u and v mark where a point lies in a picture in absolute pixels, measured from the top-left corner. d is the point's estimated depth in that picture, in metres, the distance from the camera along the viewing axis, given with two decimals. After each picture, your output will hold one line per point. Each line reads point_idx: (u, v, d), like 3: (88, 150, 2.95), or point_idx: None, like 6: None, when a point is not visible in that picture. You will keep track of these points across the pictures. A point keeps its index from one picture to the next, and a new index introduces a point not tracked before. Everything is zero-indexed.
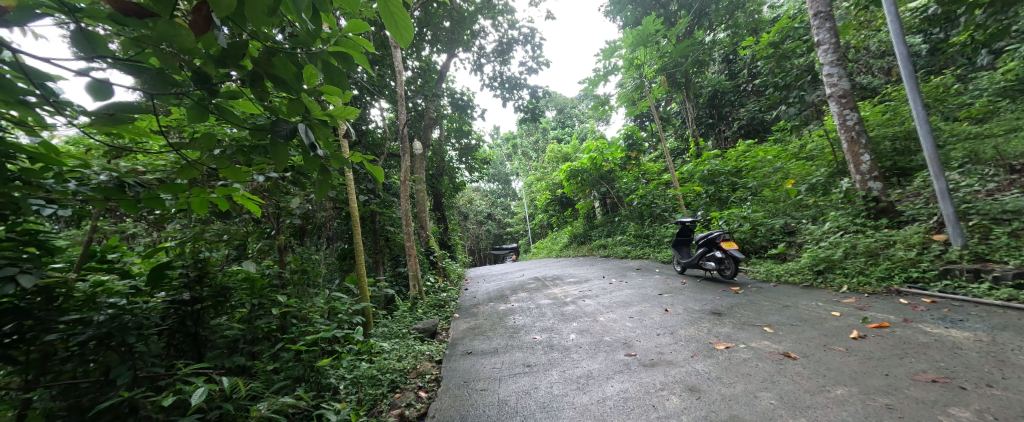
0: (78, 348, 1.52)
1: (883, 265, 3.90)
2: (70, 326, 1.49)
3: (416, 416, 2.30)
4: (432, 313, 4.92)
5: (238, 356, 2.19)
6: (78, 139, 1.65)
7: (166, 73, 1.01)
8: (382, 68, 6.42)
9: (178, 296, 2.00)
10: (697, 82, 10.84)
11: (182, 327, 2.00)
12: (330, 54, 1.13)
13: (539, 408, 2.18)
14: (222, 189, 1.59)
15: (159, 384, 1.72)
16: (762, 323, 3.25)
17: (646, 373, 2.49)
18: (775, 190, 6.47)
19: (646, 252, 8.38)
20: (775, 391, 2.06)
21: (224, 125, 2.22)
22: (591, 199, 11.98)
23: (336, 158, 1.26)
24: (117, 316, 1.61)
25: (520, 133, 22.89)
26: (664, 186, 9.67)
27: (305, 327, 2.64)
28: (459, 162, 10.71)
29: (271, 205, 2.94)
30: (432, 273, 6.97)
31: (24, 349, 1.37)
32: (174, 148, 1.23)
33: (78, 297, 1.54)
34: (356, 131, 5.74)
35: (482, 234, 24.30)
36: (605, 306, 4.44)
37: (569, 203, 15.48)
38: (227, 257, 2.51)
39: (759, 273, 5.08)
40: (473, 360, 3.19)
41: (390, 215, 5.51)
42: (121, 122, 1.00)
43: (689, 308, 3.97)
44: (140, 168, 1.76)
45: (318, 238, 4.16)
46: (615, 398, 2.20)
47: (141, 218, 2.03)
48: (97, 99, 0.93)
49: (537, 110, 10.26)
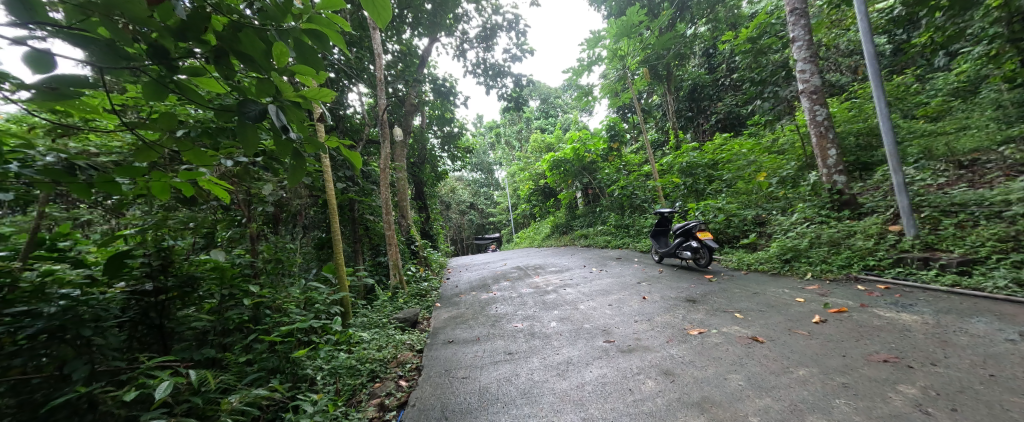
0: (28, 342, 1.41)
1: (845, 254, 4.14)
2: (17, 318, 1.38)
3: (397, 405, 2.29)
4: (413, 302, 4.90)
5: (207, 348, 2.11)
6: (21, 116, 1.52)
7: (119, 45, 0.93)
8: (360, 50, 6.16)
9: (140, 286, 1.90)
10: (678, 75, 10.98)
11: (145, 318, 1.89)
12: (302, 31, 1.06)
13: (521, 395, 2.21)
14: (185, 172, 1.50)
15: (121, 378, 1.61)
16: (732, 309, 3.40)
17: (624, 358, 2.56)
18: (749, 183, 6.73)
19: (625, 242, 8.58)
20: (743, 373, 2.17)
21: (187, 105, 2.09)
22: (573, 190, 12.09)
23: (310, 142, 1.20)
24: (71, 307, 1.51)
25: (503, 122, 22.68)
26: (644, 178, 9.85)
27: (280, 318, 2.55)
28: (441, 150, 10.58)
29: (242, 191, 2.82)
30: (413, 263, 6.88)
31: None
32: (129, 128, 1.15)
33: (26, 288, 1.46)
34: (333, 116, 5.52)
35: (465, 224, 24.14)
36: (585, 295, 4.53)
37: (552, 194, 15.54)
38: (193, 245, 2.39)
39: (732, 262, 5.29)
40: (455, 348, 3.20)
41: (370, 203, 5.38)
42: (67, 98, 0.91)
43: (665, 296, 4.10)
44: (93, 149, 1.64)
45: (293, 226, 4.02)
46: (594, 382, 2.26)
47: (97, 203, 1.88)
48: (37, 71, 0.85)
49: (521, 99, 10.12)
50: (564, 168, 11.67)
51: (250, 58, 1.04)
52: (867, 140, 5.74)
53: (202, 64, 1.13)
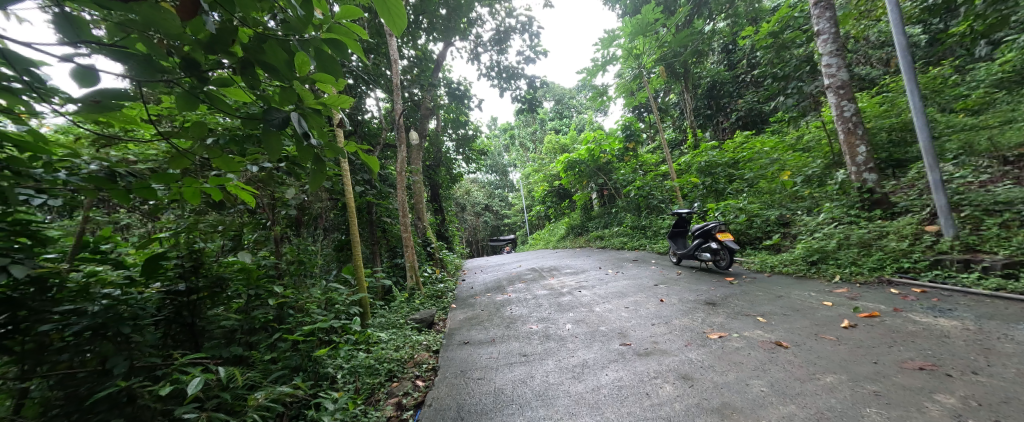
0: (73, 339, 1.52)
1: (876, 256, 3.95)
2: (65, 316, 1.48)
3: (413, 405, 2.33)
4: (429, 303, 4.97)
5: (236, 346, 2.20)
6: (69, 127, 1.65)
7: (154, 59, 1.00)
8: (377, 56, 6.30)
9: (174, 287, 2.00)
10: (696, 72, 10.74)
11: (179, 317, 2.00)
12: (322, 41, 1.10)
13: (536, 396, 2.21)
14: (215, 178, 1.57)
15: (156, 373, 1.71)
16: (755, 313, 3.30)
17: (640, 362, 2.52)
18: (771, 182, 6.51)
19: (642, 244, 8.43)
20: (766, 379, 2.10)
21: (216, 114, 2.20)
22: (588, 191, 11.98)
23: (330, 148, 1.25)
24: (112, 306, 1.62)
25: (517, 124, 22.69)
26: (661, 178, 9.65)
27: (302, 318, 2.63)
28: (456, 153, 10.69)
29: (266, 195, 2.94)
30: (429, 264, 6.97)
31: (20, 340, 1.39)
32: (164, 138, 1.23)
33: (73, 288, 1.55)
34: (351, 121, 5.68)
35: (479, 225, 24.35)
36: (601, 297, 4.48)
37: (566, 194, 15.41)
38: (222, 247, 2.51)
39: (754, 264, 5.14)
40: (470, 349, 3.22)
41: (387, 205, 5.50)
42: (110, 110, 0.98)
43: (684, 299, 4.00)
44: (131, 157, 1.74)
45: (315, 229, 4.15)
46: (610, 386, 2.24)
47: (135, 208, 2.00)
48: (83, 86, 0.91)
49: (535, 101, 10.09)
50: (579, 169, 11.60)
51: (274, 67, 1.08)
52: (901, 136, 5.46)
53: (229, 74, 1.19)
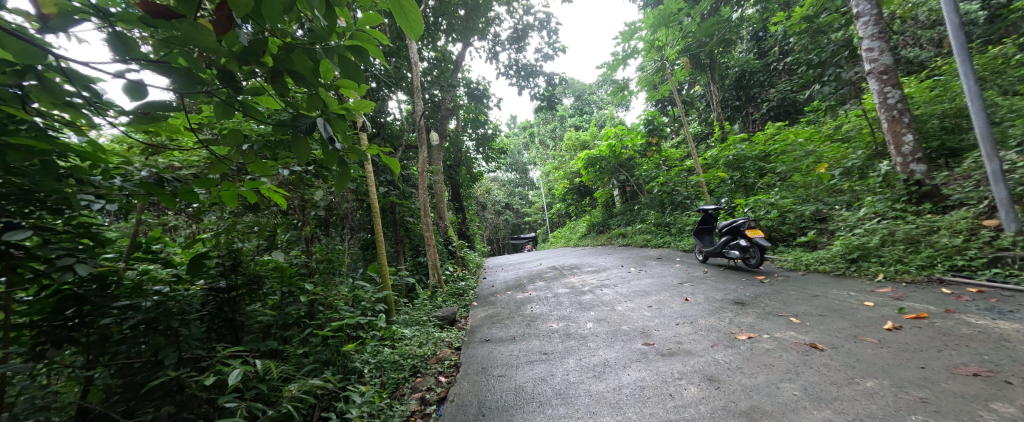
0: (130, 331, 1.66)
1: (925, 253, 3.68)
2: (122, 311, 1.64)
3: (437, 400, 2.39)
4: (451, 301, 5.06)
5: (271, 340, 2.33)
6: (122, 138, 1.80)
7: (194, 72, 1.07)
8: (398, 60, 6.45)
9: (216, 284, 2.14)
10: (723, 62, 10.31)
11: (220, 312, 2.14)
12: (346, 48, 1.14)
13: (556, 395, 2.22)
14: (250, 182, 1.67)
15: (201, 365, 1.84)
16: (787, 313, 3.15)
17: (664, 362, 2.47)
18: (806, 175, 6.17)
19: (666, 241, 8.22)
20: (799, 382, 2.01)
21: (250, 121, 2.32)
22: (610, 188, 11.78)
23: (354, 151, 1.30)
24: (162, 302, 1.76)
25: (537, 121, 22.60)
26: (686, 173, 9.35)
27: (331, 314, 2.73)
28: (476, 152, 10.80)
29: (297, 197, 3.08)
30: (451, 263, 7.09)
31: (85, 332, 1.53)
32: (205, 145, 1.32)
33: (128, 285, 1.69)
34: (374, 124, 5.84)
35: (500, 224, 24.49)
36: (623, 296, 4.40)
37: (587, 192, 15.23)
38: (258, 247, 2.66)
39: (787, 262, 4.90)
40: (491, 347, 3.26)
41: (410, 205, 5.64)
42: (157, 121, 1.06)
43: (710, 298, 3.88)
44: (176, 164, 1.88)
45: (342, 229, 4.31)
46: (632, 386, 2.21)
47: (181, 211, 2.16)
48: (133, 99, 1.00)
49: (554, 98, 10.01)
50: (600, 166, 11.43)
51: (301, 76, 1.14)
52: (954, 123, 5.03)
53: (261, 82, 1.26)
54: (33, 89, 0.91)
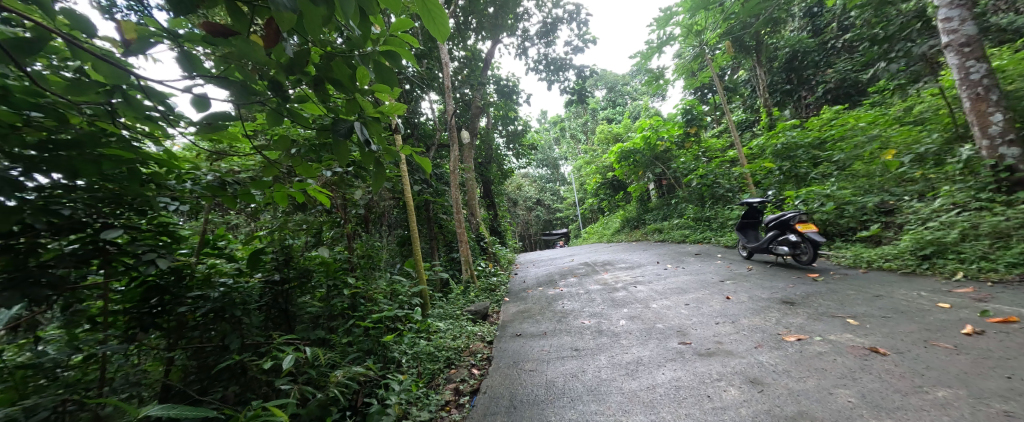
0: (202, 318, 1.89)
1: (1017, 249, 3.23)
2: (195, 300, 1.85)
3: (470, 391, 2.48)
4: (483, 296, 5.17)
5: (319, 329, 2.50)
6: (191, 146, 2.02)
7: (248, 84, 1.18)
8: (430, 61, 6.62)
9: (271, 277, 2.34)
10: (771, 43, 9.55)
11: (276, 304, 2.37)
12: (380, 54, 1.20)
13: (587, 391, 2.21)
14: (297, 183, 1.80)
15: (261, 350, 2.03)
16: (844, 314, 2.90)
17: (702, 362, 2.37)
18: (869, 163, 5.61)
19: (706, 237, 7.82)
20: (855, 389, 1.85)
21: (297, 126, 2.50)
22: (644, 181, 11.39)
23: (388, 152, 1.37)
24: (227, 293, 1.95)
25: (568, 116, 22.26)
26: (728, 164, 8.82)
27: (372, 307, 2.87)
28: (507, 149, 10.87)
29: (339, 197, 3.29)
30: (483, 259, 7.21)
31: (166, 318, 1.77)
32: (259, 150, 1.45)
33: (199, 277, 1.91)
34: (408, 125, 6.06)
35: (531, 220, 24.51)
36: (658, 293, 4.26)
37: (621, 186, 14.82)
38: (306, 243, 2.87)
39: (845, 258, 4.49)
40: (522, 341, 3.30)
41: (443, 203, 5.81)
42: (218, 129, 1.18)
43: (755, 297, 3.65)
44: (236, 168, 2.07)
45: (381, 226, 4.54)
46: (667, 385, 2.15)
47: (241, 210, 2.38)
48: (199, 111, 1.11)
49: (585, 91, 9.81)
50: (634, 159, 11.06)
51: (341, 82, 1.21)
52: None
53: (306, 90, 1.36)
54: (121, 106, 1.04)
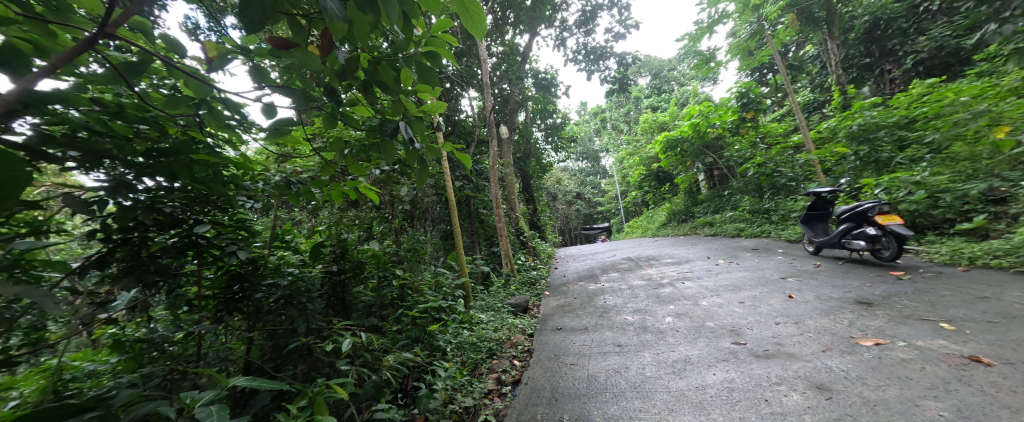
0: (274, 304, 2.12)
1: None
2: (269, 287, 2.08)
3: (511, 382, 2.54)
4: (524, 289, 5.21)
5: (373, 317, 2.69)
6: (261, 150, 2.25)
7: (307, 91, 1.29)
8: (469, 59, 6.74)
9: (331, 268, 2.55)
10: (845, 12, 8.46)
11: (334, 292, 2.58)
12: (422, 55, 1.25)
13: (631, 388, 2.15)
14: (350, 181, 1.94)
15: (323, 334, 2.23)
16: (937, 318, 2.53)
17: (758, 364, 2.20)
18: (972, 144, 4.80)
19: (765, 230, 7.20)
20: (949, 402, 1.62)
21: (349, 128, 2.69)
22: (693, 172, 10.72)
23: (431, 149, 1.43)
24: (294, 282, 2.16)
25: (609, 106, 21.53)
26: (791, 151, 8.02)
27: (418, 297, 3.01)
28: (546, 142, 10.79)
29: (386, 193, 3.48)
30: (523, 253, 7.26)
31: (246, 303, 2.01)
32: (318, 152, 1.58)
33: (271, 267, 2.14)
34: (449, 123, 6.23)
35: (572, 214, 24.16)
36: (709, 290, 4.01)
37: (668, 177, 14.08)
38: (359, 237, 3.08)
39: (939, 255, 3.91)
40: (563, 335, 3.29)
41: (483, 198, 5.93)
42: (284, 134, 1.31)
43: (823, 296, 3.31)
44: (298, 169, 2.28)
45: (425, 221, 4.75)
46: (719, 386, 2.02)
47: (303, 207, 2.62)
48: (268, 118, 1.24)
49: (627, 79, 9.42)
50: (681, 149, 10.43)
51: (387, 85, 1.28)
52: None
53: (356, 94, 1.45)
54: (207, 118, 1.19)
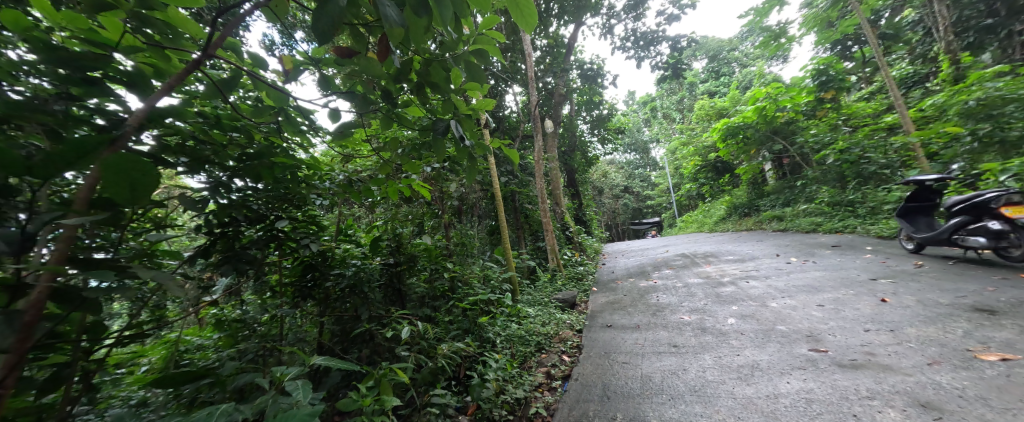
0: (341, 292, 2.32)
1: None
2: (336, 277, 2.27)
3: (561, 376, 2.54)
4: (570, 285, 5.14)
5: (426, 307, 2.83)
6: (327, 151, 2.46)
7: (366, 94, 1.37)
8: (513, 54, 6.73)
9: (388, 260, 2.72)
10: None
11: (391, 282, 2.75)
12: (470, 53, 1.26)
13: (690, 391, 2.04)
14: (405, 179, 2.04)
15: (383, 321, 2.39)
16: None
17: (844, 375, 1.96)
18: None
19: (847, 225, 6.37)
20: None
21: (402, 128, 2.83)
22: (758, 161, 9.77)
23: (480, 146, 1.46)
24: (357, 272, 2.34)
25: (660, 94, 20.33)
26: (882, 134, 6.98)
27: (468, 290, 3.10)
28: (592, 135, 10.48)
29: (436, 190, 3.62)
30: (569, 248, 7.15)
31: (317, 291, 2.21)
32: (376, 151, 1.69)
33: (337, 259, 2.33)
34: (494, 119, 6.29)
35: (619, 208, 23.29)
36: (779, 290, 3.65)
37: (727, 168, 12.99)
38: (412, 231, 3.24)
39: None
40: (613, 332, 3.20)
41: (528, 193, 5.94)
42: (348, 136, 1.41)
43: (925, 301, 2.86)
44: (358, 168, 2.45)
45: (472, 216, 4.86)
46: (794, 396, 1.84)
47: (363, 204, 2.82)
48: (334, 122, 1.35)
49: (682, 64, 8.80)
50: (744, 136, 9.54)
51: (438, 85, 1.32)
52: None
53: (409, 95, 1.52)
54: (284, 124, 1.33)
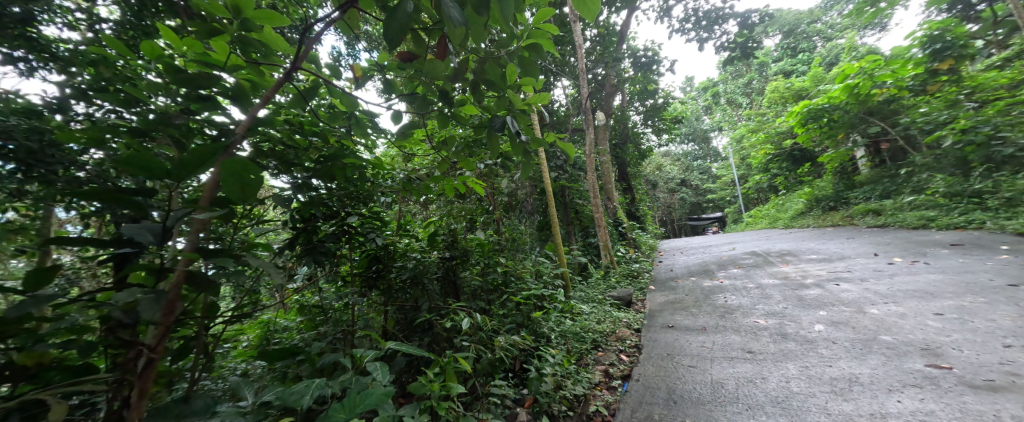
0: (403, 283, 2.47)
1: None
2: (399, 269, 2.42)
3: (620, 376, 2.46)
4: (625, 282, 4.94)
5: (481, 300, 2.90)
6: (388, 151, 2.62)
7: (425, 95, 1.42)
8: (563, 46, 6.58)
9: (444, 254, 2.84)
10: None
11: (448, 275, 2.86)
12: (524, 49, 1.25)
13: (771, 402, 1.85)
14: (460, 176, 2.09)
15: (442, 312, 2.50)
16: None
17: (974, 397, 1.65)
18: None
19: (968, 220, 5.33)
20: None
21: (456, 126, 2.92)
22: (847, 148, 8.54)
23: (535, 141, 1.44)
24: (417, 265, 2.47)
25: (723, 78, 18.63)
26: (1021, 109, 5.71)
27: (521, 284, 3.11)
28: (646, 125, 9.95)
29: (488, 186, 3.68)
30: (623, 244, 6.88)
31: (382, 281, 2.38)
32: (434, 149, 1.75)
33: (399, 252, 2.48)
34: (543, 114, 6.23)
35: (676, 203, 21.87)
36: (877, 295, 3.17)
37: (805, 157, 11.56)
38: (466, 226, 3.34)
39: None
40: (676, 334, 3.02)
41: (578, 188, 5.82)
42: (408, 136, 1.49)
43: None
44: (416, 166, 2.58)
45: (522, 212, 4.87)
46: (908, 418, 1.59)
47: (420, 200, 2.96)
48: (395, 123, 1.43)
49: (752, 42, 7.95)
50: (828, 119, 8.40)
51: (493, 82, 1.32)
52: None
53: (464, 94, 1.55)
54: (353, 127, 1.43)
